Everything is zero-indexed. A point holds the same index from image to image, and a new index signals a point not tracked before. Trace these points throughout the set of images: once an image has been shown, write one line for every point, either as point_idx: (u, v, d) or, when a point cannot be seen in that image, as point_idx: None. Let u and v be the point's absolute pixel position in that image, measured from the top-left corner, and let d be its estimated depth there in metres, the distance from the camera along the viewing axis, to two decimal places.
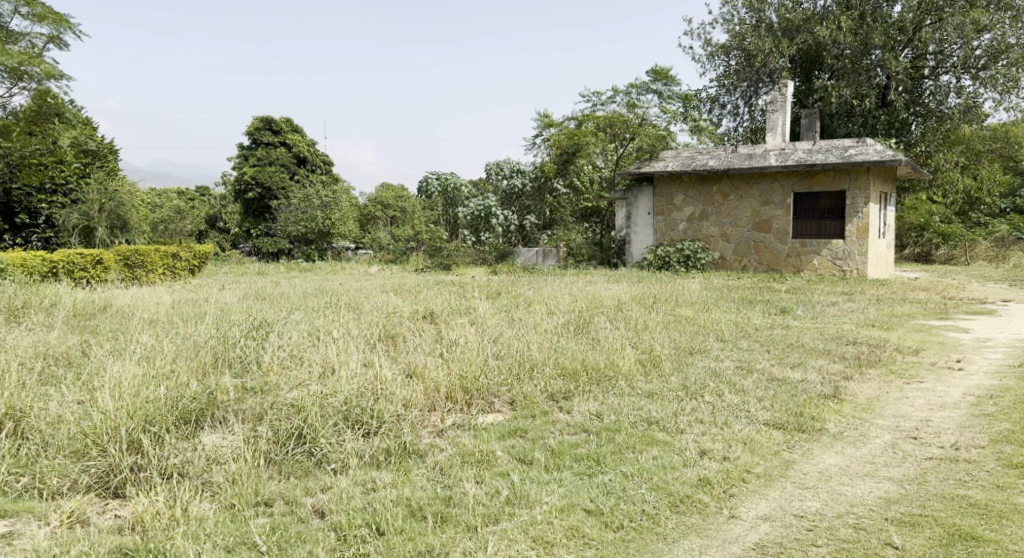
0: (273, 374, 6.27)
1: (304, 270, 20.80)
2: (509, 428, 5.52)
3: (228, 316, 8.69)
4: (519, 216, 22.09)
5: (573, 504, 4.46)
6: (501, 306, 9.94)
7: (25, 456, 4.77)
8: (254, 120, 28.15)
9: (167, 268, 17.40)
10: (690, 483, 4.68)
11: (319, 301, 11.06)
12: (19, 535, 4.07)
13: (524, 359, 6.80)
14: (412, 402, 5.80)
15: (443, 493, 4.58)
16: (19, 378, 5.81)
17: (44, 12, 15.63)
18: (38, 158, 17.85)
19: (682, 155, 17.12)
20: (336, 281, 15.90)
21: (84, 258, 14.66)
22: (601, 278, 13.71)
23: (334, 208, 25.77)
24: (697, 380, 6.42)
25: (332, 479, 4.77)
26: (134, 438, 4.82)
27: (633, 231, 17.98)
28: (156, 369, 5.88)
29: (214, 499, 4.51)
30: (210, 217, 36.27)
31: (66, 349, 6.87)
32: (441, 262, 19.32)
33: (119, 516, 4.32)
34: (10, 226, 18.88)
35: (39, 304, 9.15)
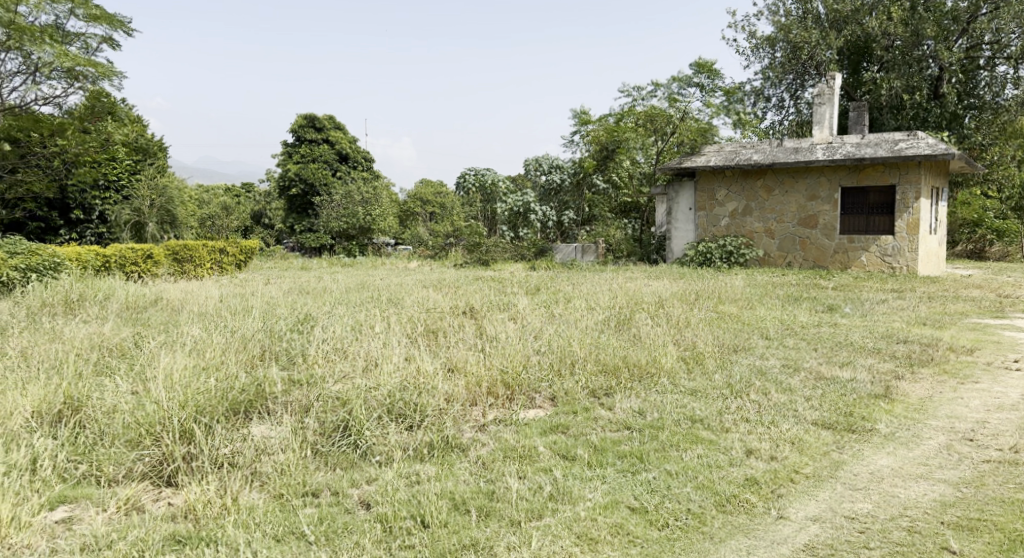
0: (317, 367, 6.37)
1: (346, 266, 21.05)
2: (550, 424, 5.51)
3: (273, 310, 8.83)
4: (558, 212, 22.21)
5: (617, 501, 4.44)
6: (541, 302, 9.94)
7: (84, 444, 4.91)
8: (298, 118, 28.62)
9: (215, 264, 17.76)
10: (737, 483, 4.62)
11: (361, 296, 11.17)
12: (78, 521, 4.19)
13: (566, 355, 6.79)
14: (454, 397, 5.83)
15: (487, 488, 4.60)
16: (76, 368, 6.01)
17: (98, 13, 16.03)
18: (91, 156, 18.30)
19: (725, 149, 16.87)
20: (378, 276, 16.03)
21: (136, 253, 15.02)
22: (641, 273, 13.62)
23: (374, 204, 26.11)
24: (742, 378, 6.33)
25: (377, 471, 4.83)
26: (186, 428, 4.95)
27: (673, 227, 17.80)
28: (206, 361, 6.02)
29: (263, 489, 4.60)
30: (256, 212, 36.92)
31: (119, 341, 7.05)
32: (480, 257, 19.40)
33: (171, 505, 4.42)
34: (65, 222, 19.39)
35: (93, 297, 9.42)
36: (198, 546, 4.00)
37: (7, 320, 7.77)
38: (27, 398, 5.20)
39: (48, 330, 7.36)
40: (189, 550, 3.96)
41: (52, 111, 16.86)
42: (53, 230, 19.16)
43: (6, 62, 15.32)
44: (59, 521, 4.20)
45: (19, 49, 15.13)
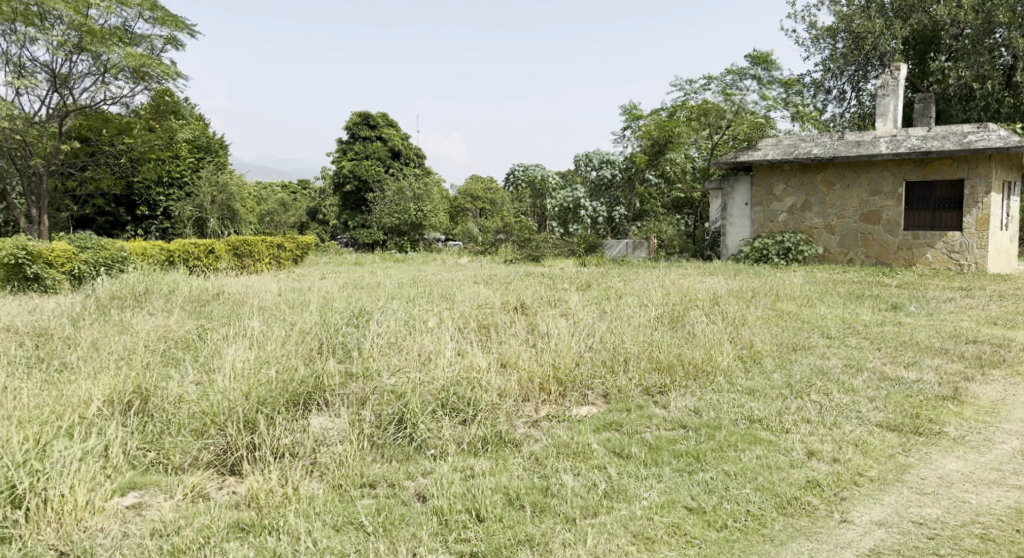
0: (372, 361, 6.45)
1: (398, 261, 21.32)
2: (604, 421, 5.48)
3: (329, 304, 8.99)
4: (608, 208, 22.07)
5: (674, 501, 4.39)
6: (592, 298, 9.87)
7: (152, 432, 5.07)
8: (352, 115, 29.26)
9: (273, 258, 18.20)
10: (798, 485, 4.53)
11: (414, 291, 11.28)
12: (147, 506, 4.33)
13: (619, 352, 6.73)
14: (507, 392, 5.83)
15: (541, 484, 4.60)
16: (144, 358, 6.21)
17: (164, 15, 16.53)
18: (155, 153, 18.87)
19: (783, 143, 16.49)
20: (430, 271, 16.19)
21: (198, 248, 15.47)
22: (695, 270, 13.43)
23: (425, 200, 26.41)
24: (802, 378, 6.18)
25: (432, 465, 4.87)
26: (249, 418, 5.09)
27: (729, 222, 17.48)
28: (267, 353, 6.15)
29: (323, 478, 4.69)
30: (311, 208, 37.60)
31: (184, 333, 7.26)
32: (530, 253, 19.40)
33: (235, 493, 4.54)
34: (132, 217, 20.21)
35: (159, 289, 9.72)
36: (261, 534, 4.11)
37: (80, 311, 8.09)
38: (99, 387, 5.39)
39: (118, 321, 7.63)
40: (253, 537, 4.07)
41: (120, 110, 17.57)
42: (120, 225, 20.02)
43: (78, 62, 15.88)
44: (130, 506, 4.34)
45: (90, 51, 15.67)
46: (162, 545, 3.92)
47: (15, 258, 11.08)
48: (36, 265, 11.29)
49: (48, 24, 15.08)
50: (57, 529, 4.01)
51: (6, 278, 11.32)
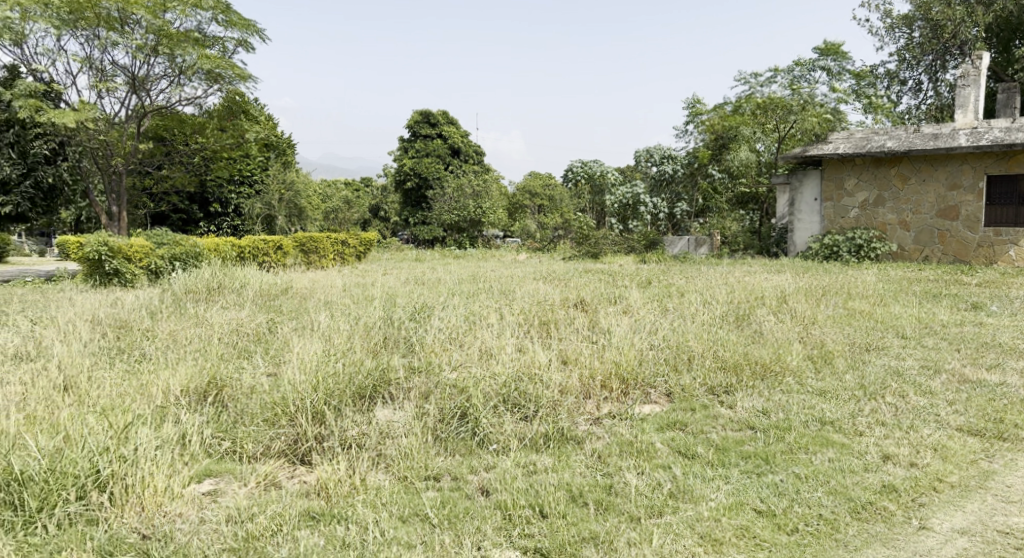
0: (435, 356, 6.51)
1: (458, 257, 21.48)
2: (667, 420, 5.41)
3: (393, 299, 9.10)
4: (670, 204, 21.88)
5: (742, 503, 4.30)
6: (653, 295, 9.75)
7: (227, 421, 5.24)
8: (414, 114, 29.78)
9: (337, 254, 18.55)
10: (873, 489, 4.39)
11: (473, 287, 11.35)
12: (222, 493, 4.48)
13: (682, 350, 6.62)
14: (568, 389, 5.82)
15: (605, 482, 4.57)
16: (218, 350, 6.42)
17: (237, 19, 17.00)
18: (227, 152, 19.46)
19: (855, 137, 15.96)
20: (490, 268, 16.26)
21: (267, 244, 15.90)
22: (761, 267, 13.12)
23: (485, 197, 26.52)
24: (877, 378, 5.98)
25: (494, 459, 4.90)
26: (318, 410, 5.21)
27: (797, 218, 16.99)
28: (335, 347, 6.28)
29: (389, 470, 4.77)
30: (373, 206, 38.23)
31: (255, 326, 7.47)
32: (590, 250, 19.28)
33: (305, 482, 4.66)
34: (204, 214, 20.85)
35: (231, 284, 10.02)
36: (331, 523, 4.20)
37: (157, 304, 8.41)
38: (177, 376, 5.59)
39: (193, 315, 7.90)
40: (323, 526, 4.17)
41: (194, 112, 18.17)
42: (193, 221, 20.74)
43: (155, 65, 16.49)
44: (206, 493, 4.49)
45: (167, 53, 16.26)
46: (237, 531, 4.05)
47: (97, 254, 11.61)
48: (116, 260, 11.81)
49: (128, 28, 15.72)
50: (140, 512, 4.17)
51: (88, 272, 11.88)
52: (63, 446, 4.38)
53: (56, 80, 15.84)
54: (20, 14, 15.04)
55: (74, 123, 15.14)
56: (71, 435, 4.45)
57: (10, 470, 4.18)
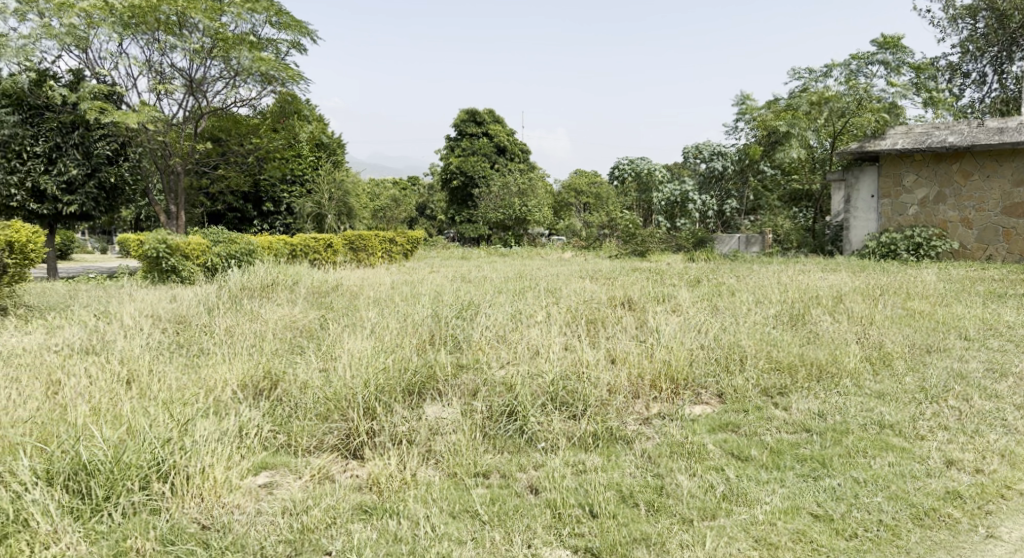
0: (483, 353, 6.52)
1: (504, 256, 21.52)
2: (719, 421, 5.32)
3: (440, 297, 9.14)
4: (719, 201, 21.56)
5: (798, 507, 4.22)
6: (703, 294, 9.60)
7: (282, 415, 5.34)
8: (460, 112, 29.98)
9: (385, 252, 18.75)
10: (936, 495, 4.28)
11: (519, 285, 11.34)
12: (278, 485, 4.57)
13: (734, 350, 6.50)
14: (617, 388, 5.77)
15: (656, 482, 4.52)
16: (272, 346, 6.55)
17: (289, 21, 17.28)
18: (279, 152, 19.83)
19: (914, 132, 15.50)
20: (536, 266, 16.21)
21: (317, 242, 16.15)
22: (816, 266, 12.80)
23: (530, 195, 26.49)
24: (939, 381, 5.79)
25: (543, 457, 4.89)
26: (370, 405, 5.29)
27: (852, 216, 16.54)
28: (385, 343, 6.36)
29: (439, 466, 4.80)
30: (420, 204, 38.56)
31: (307, 322, 7.59)
32: (637, 248, 19.11)
33: (357, 476, 4.72)
34: (258, 213, 21.32)
35: (284, 281, 10.22)
36: (383, 516, 4.25)
37: (214, 301, 8.61)
38: (234, 371, 5.72)
39: (248, 311, 8.09)
40: (375, 519, 4.22)
41: (249, 113, 18.57)
42: (247, 219, 21.18)
43: (211, 67, 16.89)
44: (263, 485, 4.58)
45: (223, 56, 16.65)
46: (293, 523, 4.13)
47: (156, 251, 11.94)
48: (173, 258, 12.14)
49: (186, 31, 16.14)
50: (200, 502, 4.28)
51: (147, 269, 12.24)
52: (126, 437, 4.50)
53: (118, 83, 16.34)
54: (86, 19, 15.46)
55: (136, 123, 15.63)
56: (133, 426, 4.57)
57: (76, 458, 4.28)
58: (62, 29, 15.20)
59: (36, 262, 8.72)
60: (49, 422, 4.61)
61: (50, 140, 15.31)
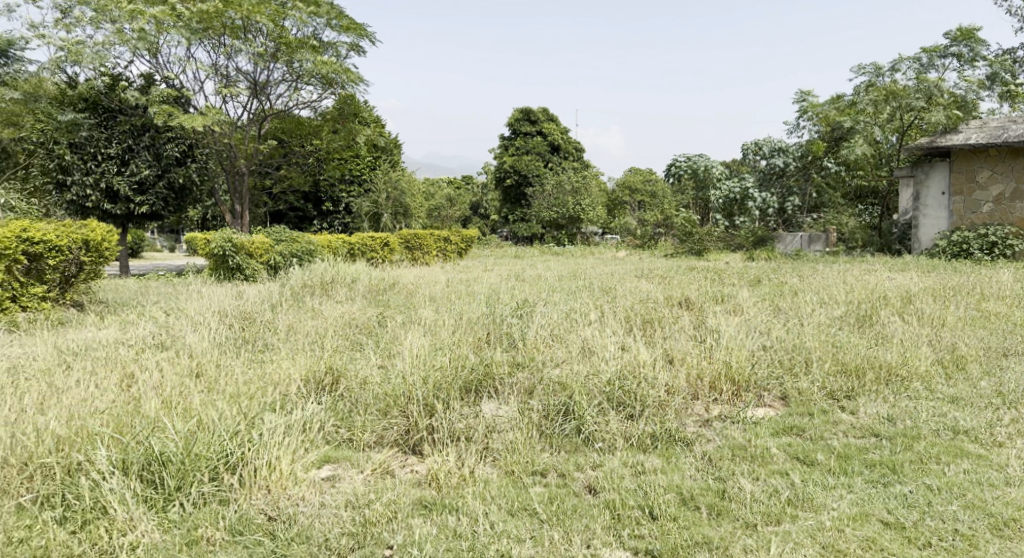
0: (538, 352, 6.52)
1: (557, 254, 21.45)
2: (783, 424, 5.21)
3: (495, 295, 9.16)
4: (780, 199, 21.08)
5: (867, 513, 4.12)
6: (764, 294, 9.39)
7: (343, 410, 5.43)
8: (515, 112, 30.13)
9: (440, 251, 18.91)
10: (1015, 505, 4.13)
11: (574, 284, 11.28)
12: (340, 479, 4.66)
13: (798, 352, 6.34)
14: (675, 389, 5.69)
15: (718, 486, 4.45)
16: (332, 342, 6.67)
17: (349, 23, 17.52)
18: (338, 153, 20.18)
19: (988, 127, 14.93)
20: (590, 266, 15.61)
21: (374, 242, 16.36)
22: (882, 265, 12.39)
23: (584, 193, 26.38)
24: (1017, 386, 5.55)
25: (601, 458, 4.86)
26: (428, 402, 5.34)
27: (921, 214, 15.97)
28: (442, 341, 6.41)
29: (496, 464, 4.81)
30: (474, 204, 38.77)
31: (365, 320, 7.71)
32: (694, 247, 18.83)
33: (416, 472, 4.78)
34: (318, 212, 22.10)
35: (343, 279, 10.39)
36: (442, 512, 4.29)
37: (276, 298, 8.81)
38: (298, 367, 5.84)
39: (309, 308, 8.25)
40: (435, 515, 4.26)
41: (310, 114, 18.93)
42: (308, 219, 22.06)
43: (274, 70, 17.30)
44: (326, 478, 4.67)
45: (286, 59, 17.07)
46: (355, 517, 4.19)
47: (222, 250, 12.28)
48: (238, 256, 12.47)
49: (250, 36, 16.57)
50: (267, 494, 4.38)
51: (213, 267, 12.58)
52: (196, 429, 4.63)
53: (185, 86, 16.85)
54: (155, 25, 15.90)
55: (203, 126, 16.10)
56: (203, 419, 4.69)
57: (150, 449, 4.42)
58: (133, 35, 15.68)
59: (110, 260, 9.04)
60: (124, 413, 4.76)
61: (123, 142, 15.92)
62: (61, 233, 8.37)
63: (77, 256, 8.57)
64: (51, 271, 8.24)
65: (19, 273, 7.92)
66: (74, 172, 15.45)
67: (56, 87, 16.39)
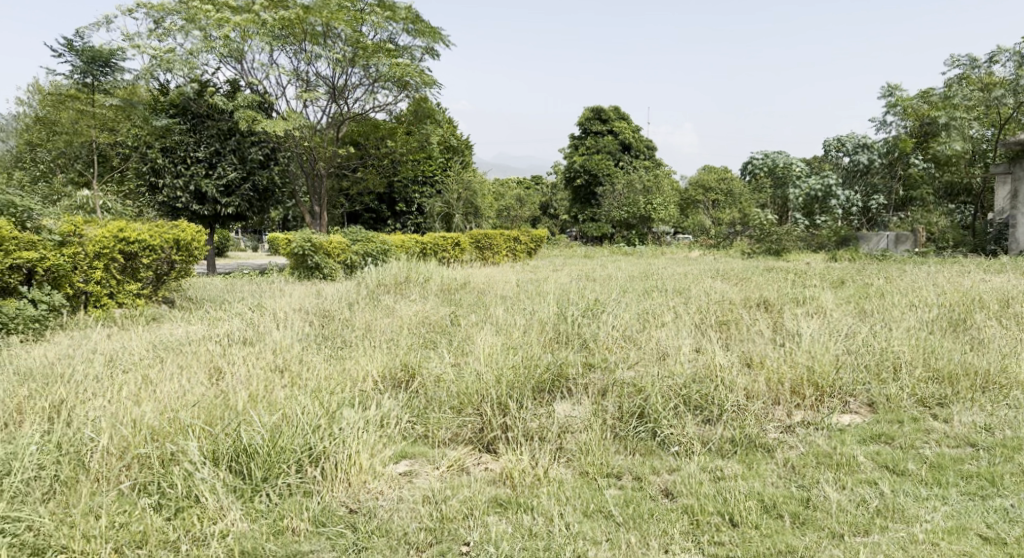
0: (611, 353, 6.47)
1: (629, 254, 21.33)
2: (871, 432, 5.01)
3: (566, 295, 9.13)
4: (863, 197, 20.35)
5: (964, 527, 3.97)
6: (848, 296, 9.07)
7: (417, 406, 5.51)
8: (585, 112, 30.10)
9: (510, 251, 19.01)
10: None
11: (645, 284, 11.12)
12: (417, 474, 4.72)
13: (886, 357, 6.09)
14: (755, 393, 5.52)
15: (801, 494, 4.32)
16: (406, 340, 6.77)
17: (424, 28, 17.75)
18: (412, 154, 20.50)
19: None
20: (664, 267, 15.39)
21: (446, 241, 16.53)
22: (976, 267, 11.80)
23: (656, 192, 26.04)
24: None
25: (678, 462, 4.77)
26: (502, 401, 5.37)
27: (1019, 213, 15.15)
28: (515, 341, 6.42)
29: (570, 465, 4.79)
30: (543, 203, 38.77)
31: (439, 318, 7.80)
32: (771, 246, 18.32)
33: (491, 470, 4.81)
34: (392, 213, 22.52)
35: (416, 278, 10.52)
36: (518, 511, 4.30)
37: (353, 296, 9.02)
38: (374, 364, 5.95)
39: (385, 307, 8.40)
40: (511, 514, 4.28)
41: (385, 117, 19.29)
42: (382, 219, 22.56)
43: (352, 74, 17.69)
44: (403, 473, 4.75)
45: (363, 64, 17.43)
46: (433, 512, 4.26)
47: (302, 250, 12.64)
48: (317, 255, 12.79)
49: (329, 41, 17.00)
50: (347, 487, 4.49)
51: (294, 266, 12.92)
52: (281, 422, 4.77)
53: (268, 92, 17.39)
54: (240, 33, 16.45)
55: (285, 130, 16.62)
56: (287, 413, 4.84)
57: (238, 441, 4.58)
58: (219, 42, 16.29)
59: (199, 258, 9.42)
60: (214, 406, 4.94)
61: (211, 146, 16.59)
62: (154, 233, 8.78)
63: (168, 255, 8.97)
64: (144, 269, 8.64)
65: (116, 270, 8.33)
66: (165, 175, 16.14)
67: (149, 94, 17.18)
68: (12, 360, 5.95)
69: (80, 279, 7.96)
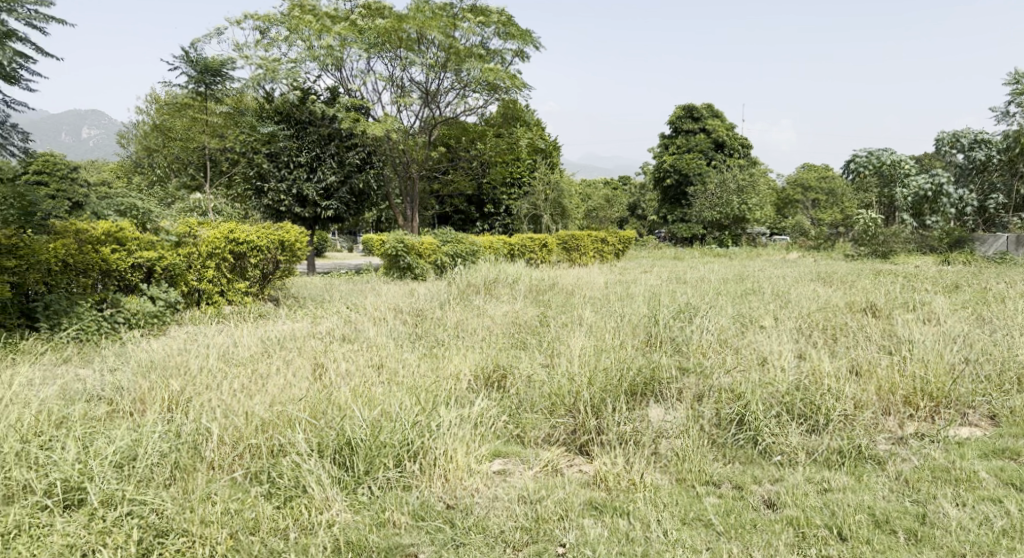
0: (706, 357, 6.32)
1: (722, 254, 21.33)
2: (993, 446, 4.71)
3: (658, 297, 9.00)
4: (978, 197, 19.15)
5: None
6: (961, 301, 8.55)
7: (510, 406, 5.53)
8: (676, 109, 29.59)
9: (597, 252, 18.86)
10: None
11: (739, 287, 10.84)
12: (511, 474, 4.74)
13: (1008, 368, 5.71)
14: (864, 403, 5.27)
15: (916, 509, 4.11)
16: (498, 341, 6.82)
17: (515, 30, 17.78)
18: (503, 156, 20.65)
19: None
20: (756, 266, 15.86)
21: (533, 242, 16.55)
22: None
23: (752, 191, 24.97)
24: None
25: (781, 472, 4.61)
26: (596, 404, 5.32)
27: None
28: (608, 343, 6.36)
29: (667, 470, 4.70)
30: (631, 203, 38.36)
31: (529, 318, 7.82)
32: (875, 250, 17.69)
33: (585, 472, 4.78)
34: (481, 214, 22.78)
35: (506, 279, 10.60)
36: (614, 515, 4.25)
37: (446, 296, 9.15)
38: (468, 363, 6.02)
39: (476, 307, 8.50)
40: (607, 517, 4.24)
41: (476, 120, 19.51)
42: (471, 220, 22.87)
43: (444, 79, 17.96)
44: (498, 472, 4.78)
45: (455, 69, 17.66)
46: (529, 512, 4.26)
47: (395, 250, 12.98)
48: (409, 256, 13.11)
49: (423, 47, 17.31)
50: (444, 483, 4.56)
51: (388, 267, 13.29)
52: (380, 418, 4.88)
53: (365, 97, 17.91)
54: (340, 41, 16.99)
55: (381, 133, 17.08)
56: (386, 409, 4.96)
57: (341, 435, 4.73)
58: (321, 51, 16.91)
59: (302, 258, 9.82)
60: (318, 400, 5.12)
61: (312, 150, 17.23)
62: (262, 234, 9.23)
63: (274, 255, 9.41)
64: (252, 269, 9.08)
65: (227, 270, 8.77)
66: (270, 179, 16.86)
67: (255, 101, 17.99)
68: (134, 352, 6.32)
69: (194, 277, 8.38)
